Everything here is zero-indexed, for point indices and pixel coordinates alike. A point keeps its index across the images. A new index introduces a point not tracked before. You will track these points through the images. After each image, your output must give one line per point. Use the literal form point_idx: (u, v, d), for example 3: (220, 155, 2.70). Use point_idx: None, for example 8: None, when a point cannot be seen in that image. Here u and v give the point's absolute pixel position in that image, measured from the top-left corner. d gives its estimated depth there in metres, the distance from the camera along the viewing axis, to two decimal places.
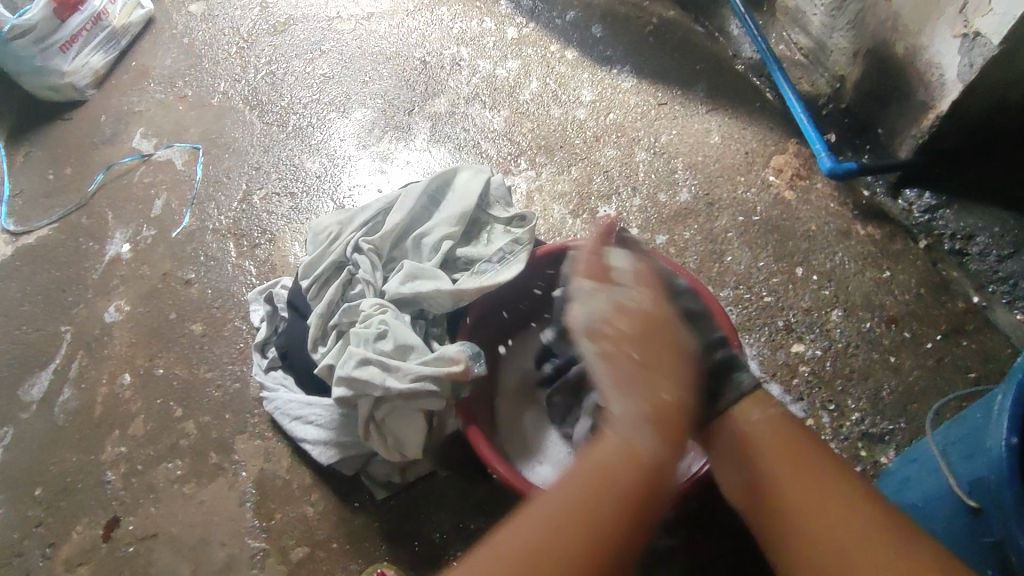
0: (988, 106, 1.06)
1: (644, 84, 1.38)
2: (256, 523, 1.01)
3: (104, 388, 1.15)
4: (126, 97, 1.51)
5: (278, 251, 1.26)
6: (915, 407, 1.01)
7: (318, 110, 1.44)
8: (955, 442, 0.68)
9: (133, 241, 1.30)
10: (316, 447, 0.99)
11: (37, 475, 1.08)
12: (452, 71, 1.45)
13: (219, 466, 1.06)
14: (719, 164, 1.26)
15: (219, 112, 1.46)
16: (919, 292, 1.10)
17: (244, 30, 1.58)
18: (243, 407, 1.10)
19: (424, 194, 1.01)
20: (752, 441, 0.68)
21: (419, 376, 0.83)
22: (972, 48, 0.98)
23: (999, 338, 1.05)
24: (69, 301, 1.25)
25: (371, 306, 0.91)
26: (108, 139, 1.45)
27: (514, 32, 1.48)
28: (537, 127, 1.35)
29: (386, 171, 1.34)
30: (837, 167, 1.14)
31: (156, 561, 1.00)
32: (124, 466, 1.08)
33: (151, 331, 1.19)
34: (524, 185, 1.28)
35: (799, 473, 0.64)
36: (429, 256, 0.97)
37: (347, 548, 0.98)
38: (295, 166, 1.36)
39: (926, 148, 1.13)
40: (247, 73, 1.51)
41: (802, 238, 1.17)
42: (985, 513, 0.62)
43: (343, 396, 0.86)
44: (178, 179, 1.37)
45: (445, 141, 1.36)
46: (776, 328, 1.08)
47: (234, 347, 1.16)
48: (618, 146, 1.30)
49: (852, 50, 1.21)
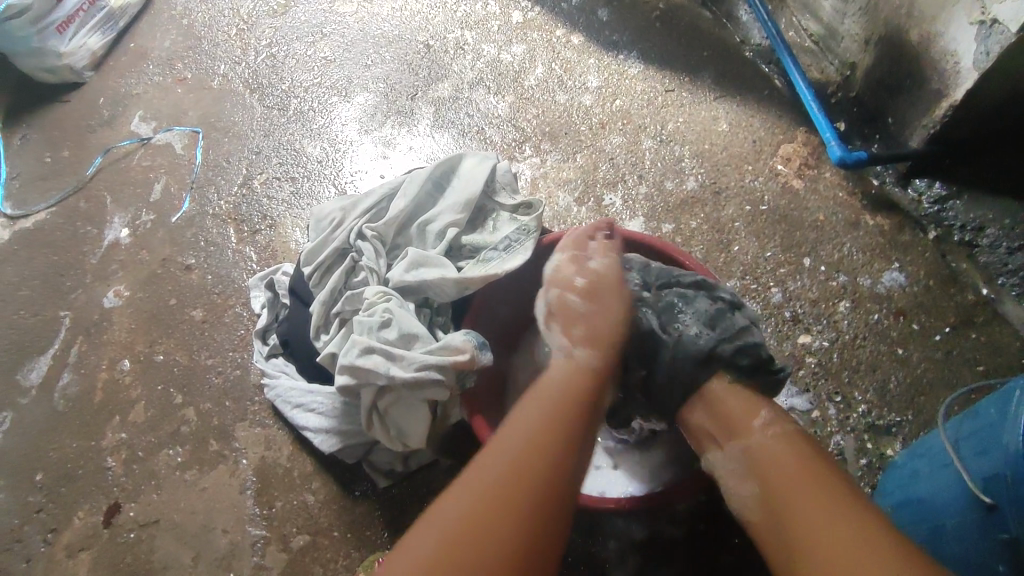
0: (1002, 96, 1.04)
1: (651, 70, 1.36)
2: (257, 510, 1.00)
3: (104, 373, 1.14)
4: (124, 78, 1.48)
5: (278, 237, 1.25)
6: (923, 400, 1.00)
7: (320, 94, 1.42)
8: (967, 436, 0.68)
9: (133, 226, 1.28)
10: (318, 436, 0.98)
11: (36, 461, 1.08)
12: (456, 55, 1.43)
13: (221, 453, 1.05)
14: (726, 152, 1.24)
15: (219, 95, 1.44)
16: (928, 285, 1.09)
17: (244, 12, 1.56)
18: (244, 394, 1.09)
19: (429, 179, 0.99)
20: (769, 456, 0.69)
21: (425, 365, 0.82)
22: (989, 35, 0.96)
23: (1008, 332, 1.04)
24: (68, 286, 1.23)
25: (374, 293, 0.90)
26: (106, 122, 1.43)
27: (519, 16, 1.46)
28: (542, 113, 1.33)
29: (388, 157, 1.32)
30: (848, 156, 1.13)
31: (158, 548, 1.00)
32: (125, 452, 1.07)
33: (151, 317, 1.18)
34: (528, 172, 1.26)
35: (808, 480, 0.65)
36: (434, 244, 0.96)
37: (349, 536, 0.97)
38: (295, 151, 1.35)
39: (937, 138, 1.12)
40: (247, 55, 1.49)
41: (811, 228, 1.15)
42: (1000, 510, 0.61)
43: (345, 384, 0.85)
44: (178, 163, 1.35)
45: (449, 126, 1.34)
46: (783, 319, 1.07)
47: (234, 334, 1.15)
48: (624, 134, 1.28)
49: (864, 37, 1.19)
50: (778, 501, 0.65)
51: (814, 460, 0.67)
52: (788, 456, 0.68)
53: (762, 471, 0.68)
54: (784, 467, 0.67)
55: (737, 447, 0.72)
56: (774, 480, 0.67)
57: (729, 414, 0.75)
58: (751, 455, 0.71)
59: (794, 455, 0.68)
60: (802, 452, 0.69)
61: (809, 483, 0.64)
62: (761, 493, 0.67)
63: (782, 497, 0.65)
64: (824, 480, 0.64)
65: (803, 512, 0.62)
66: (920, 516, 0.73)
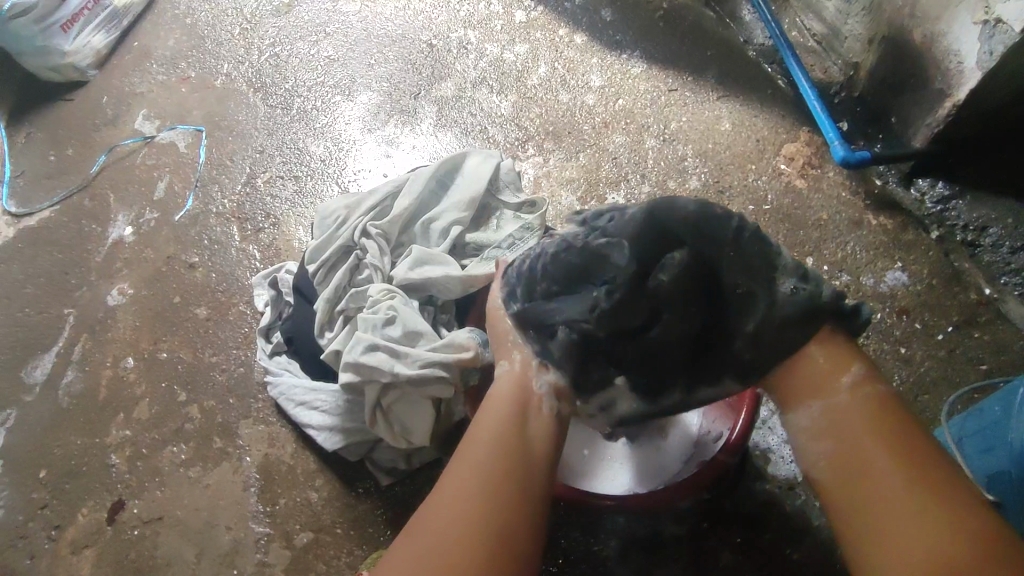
0: (1006, 95, 1.04)
1: (655, 70, 1.36)
2: (261, 507, 1.01)
3: (108, 371, 1.14)
4: (128, 77, 1.49)
5: (282, 235, 1.25)
6: (927, 398, 1.00)
7: (323, 93, 1.42)
8: (971, 433, 0.68)
9: (137, 224, 1.29)
10: (322, 433, 0.98)
11: (41, 458, 1.08)
12: (459, 54, 1.43)
13: (224, 450, 1.06)
14: (729, 152, 1.25)
15: (223, 94, 1.44)
16: (931, 284, 1.09)
17: (248, 11, 1.56)
18: (247, 392, 1.09)
19: (433, 177, 0.99)
20: (849, 424, 0.64)
21: (428, 362, 0.82)
22: (992, 35, 0.96)
23: (1011, 331, 1.04)
24: (72, 285, 1.24)
25: (378, 291, 0.90)
26: (110, 120, 1.43)
27: (522, 15, 1.46)
28: (545, 112, 1.33)
29: (391, 156, 1.32)
30: (850, 156, 1.13)
31: (161, 545, 1.00)
32: (129, 449, 1.07)
33: (155, 315, 1.18)
34: (531, 171, 1.26)
35: (892, 454, 0.60)
36: (438, 242, 0.96)
37: (352, 534, 0.97)
38: (298, 150, 1.35)
39: (940, 138, 1.12)
40: (251, 55, 1.49)
41: (814, 228, 1.15)
42: (1005, 507, 0.62)
43: (350, 381, 0.85)
44: (182, 162, 1.35)
45: (452, 125, 1.34)
46: None
47: (238, 331, 1.15)
48: (627, 133, 1.29)
49: (867, 37, 1.19)
50: (855, 471, 0.62)
51: (899, 425, 0.63)
52: (871, 423, 0.63)
53: (841, 436, 0.64)
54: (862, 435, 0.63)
55: (819, 405, 0.67)
56: (857, 453, 0.62)
57: (812, 375, 0.69)
58: (831, 414, 0.66)
59: (873, 416, 0.64)
60: (880, 416, 0.64)
61: (890, 452, 0.61)
62: (835, 456, 0.64)
63: (860, 467, 0.61)
64: (911, 454, 0.60)
65: (889, 489, 0.59)
66: None
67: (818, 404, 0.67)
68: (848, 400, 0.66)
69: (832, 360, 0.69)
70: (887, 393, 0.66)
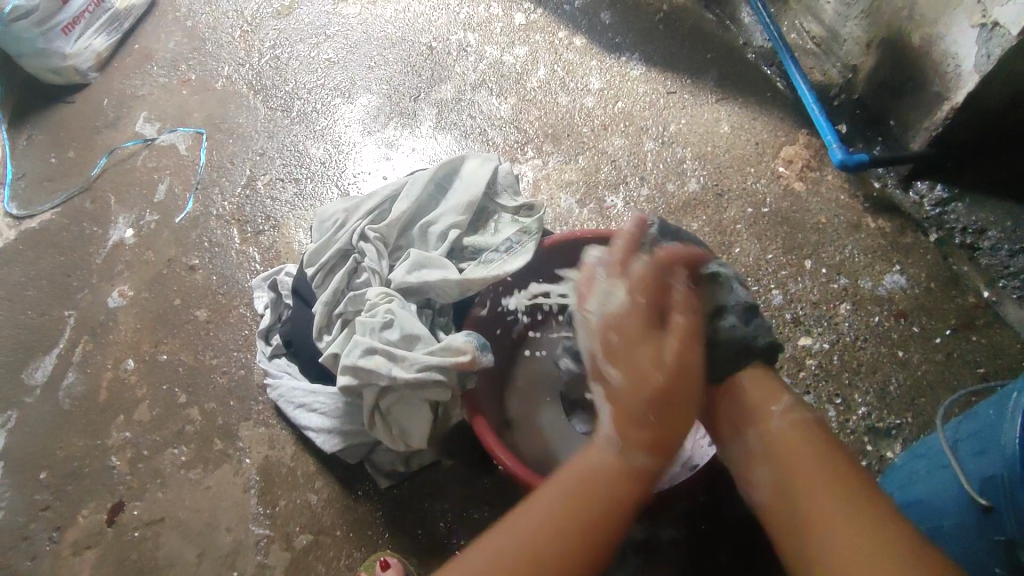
0: (1004, 98, 1.04)
1: (654, 72, 1.36)
2: (261, 509, 1.01)
3: (109, 373, 1.15)
4: (129, 79, 1.49)
5: (282, 237, 1.25)
6: (924, 401, 1.00)
7: (323, 95, 1.42)
8: (965, 437, 0.68)
9: (137, 227, 1.29)
10: (320, 435, 0.98)
11: (42, 460, 1.08)
12: (459, 57, 1.43)
13: (224, 452, 1.06)
14: (728, 154, 1.25)
15: (224, 97, 1.44)
16: (929, 287, 1.09)
17: (249, 14, 1.56)
18: (247, 394, 1.10)
19: (432, 180, 1.00)
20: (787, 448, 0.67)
21: (426, 366, 0.83)
22: (990, 38, 0.96)
23: (1009, 334, 1.04)
24: (73, 286, 1.24)
25: (376, 294, 0.90)
26: (111, 122, 1.44)
27: (522, 18, 1.47)
28: (544, 115, 1.33)
29: (391, 158, 1.33)
30: (849, 159, 1.13)
31: (161, 547, 1.00)
32: (130, 451, 1.08)
33: (155, 317, 1.19)
34: (530, 174, 1.26)
35: (824, 471, 0.63)
36: (436, 245, 0.97)
37: (351, 536, 0.98)
38: (299, 152, 1.35)
39: (939, 140, 1.12)
40: (251, 57, 1.49)
41: (812, 230, 1.15)
42: (997, 511, 0.62)
43: (349, 385, 0.85)
44: (182, 164, 1.36)
45: (451, 128, 1.35)
46: (784, 321, 1.07)
47: (238, 333, 1.15)
48: (626, 135, 1.29)
49: (866, 40, 1.19)
50: (791, 487, 0.64)
51: (831, 449, 0.66)
52: (802, 442, 0.67)
53: (779, 457, 0.66)
54: (796, 453, 0.66)
55: (756, 432, 0.70)
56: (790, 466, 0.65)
57: (749, 405, 0.73)
58: (771, 438, 0.69)
59: (807, 438, 0.67)
60: (813, 439, 0.67)
61: (823, 470, 0.63)
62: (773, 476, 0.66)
63: (795, 484, 0.63)
64: (841, 471, 0.63)
65: (820, 503, 0.60)
66: (919, 515, 0.73)
67: (755, 434, 0.70)
68: (781, 427, 0.69)
69: (766, 392, 0.73)
70: (820, 423, 0.70)
